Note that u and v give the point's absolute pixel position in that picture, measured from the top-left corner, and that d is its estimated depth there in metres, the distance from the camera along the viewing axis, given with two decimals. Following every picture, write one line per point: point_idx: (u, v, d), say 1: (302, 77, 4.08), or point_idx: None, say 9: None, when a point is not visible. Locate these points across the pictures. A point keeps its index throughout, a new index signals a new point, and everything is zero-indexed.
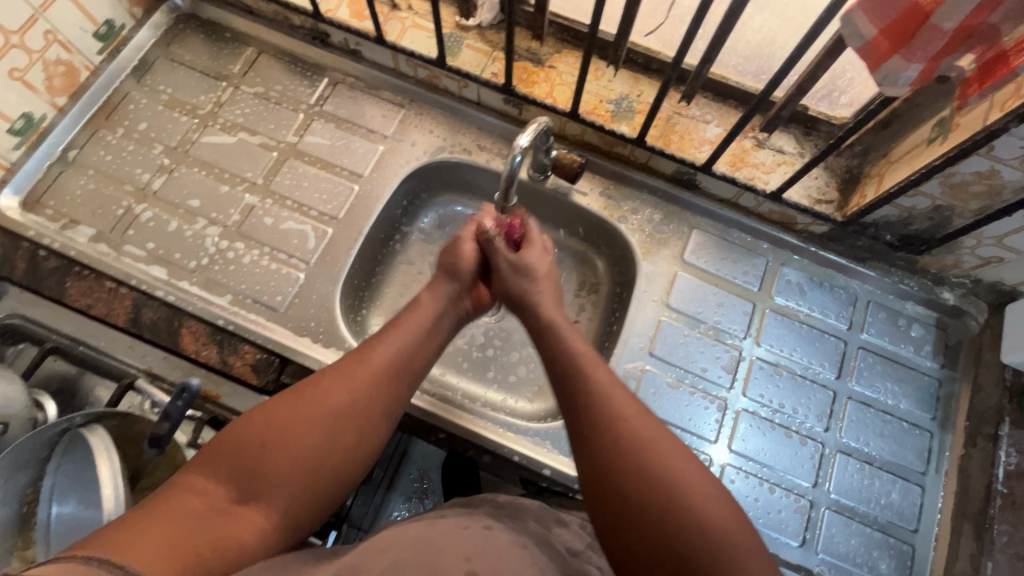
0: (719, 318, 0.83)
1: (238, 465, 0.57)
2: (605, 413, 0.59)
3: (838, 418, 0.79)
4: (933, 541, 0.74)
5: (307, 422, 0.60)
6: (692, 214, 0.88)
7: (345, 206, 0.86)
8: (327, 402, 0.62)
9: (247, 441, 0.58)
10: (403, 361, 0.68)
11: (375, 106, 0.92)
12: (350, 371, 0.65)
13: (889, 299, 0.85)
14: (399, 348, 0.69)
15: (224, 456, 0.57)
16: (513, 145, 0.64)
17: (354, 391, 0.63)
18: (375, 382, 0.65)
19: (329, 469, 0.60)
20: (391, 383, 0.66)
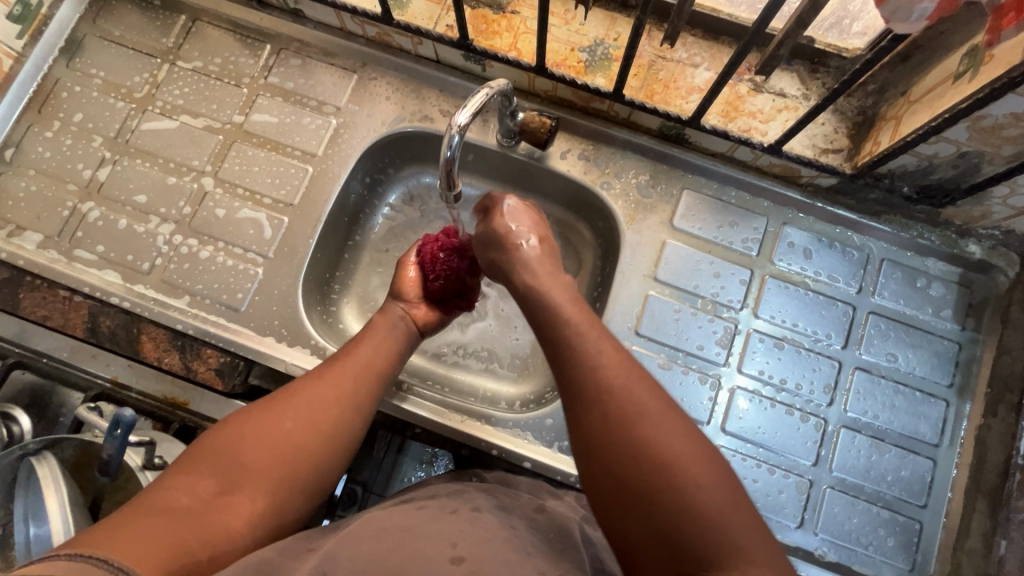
0: (714, 289, 0.76)
1: (216, 463, 0.50)
2: (618, 427, 0.46)
3: (844, 391, 0.73)
4: (942, 516, 0.70)
5: (291, 420, 0.54)
6: (682, 173, 0.78)
7: (300, 190, 0.79)
8: (309, 405, 0.55)
9: (225, 441, 0.51)
10: (380, 361, 0.63)
11: (325, 72, 0.83)
12: (328, 373, 0.59)
13: (905, 255, 0.76)
14: (379, 349, 0.64)
15: (203, 453, 0.50)
16: (448, 126, 0.55)
17: (335, 394, 0.57)
18: (362, 382, 0.60)
19: (317, 472, 0.54)
20: (375, 382, 0.61)
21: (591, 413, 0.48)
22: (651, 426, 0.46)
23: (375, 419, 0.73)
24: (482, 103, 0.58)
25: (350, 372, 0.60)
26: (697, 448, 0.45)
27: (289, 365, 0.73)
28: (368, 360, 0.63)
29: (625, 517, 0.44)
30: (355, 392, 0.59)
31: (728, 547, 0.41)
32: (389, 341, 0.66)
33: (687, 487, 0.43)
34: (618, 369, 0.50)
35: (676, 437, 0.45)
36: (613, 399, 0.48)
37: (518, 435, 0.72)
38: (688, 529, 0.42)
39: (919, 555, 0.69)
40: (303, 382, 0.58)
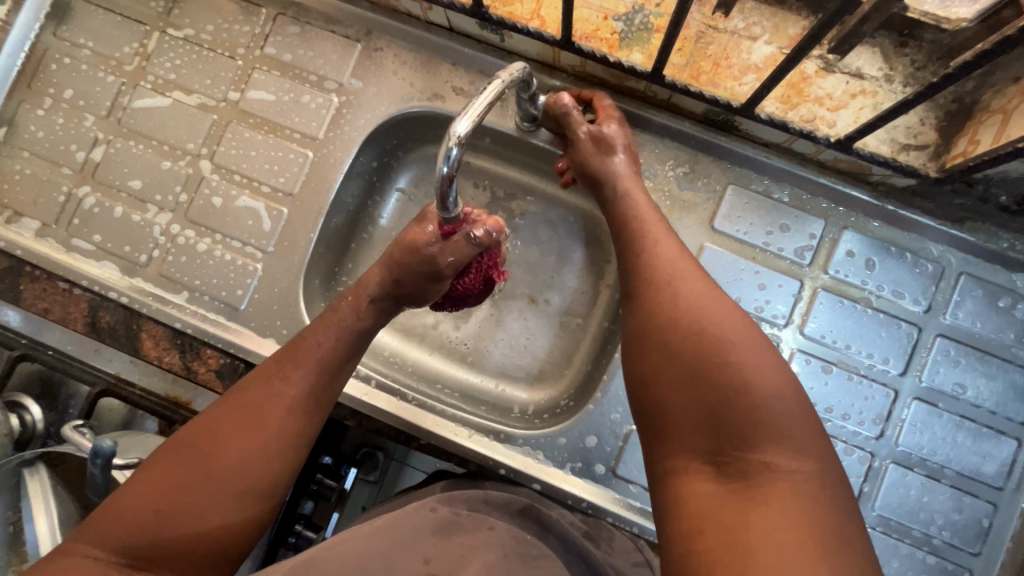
0: (757, 302, 0.67)
1: (127, 523, 0.45)
2: (675, 312, 0.49)
3: (897, 422, 0.65)
4: (997, 566, 0.63)
5: (211, 461, 0.48)
6: (729, 165, 0.68)
7: (300, 177, 0.72)
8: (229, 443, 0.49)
9: (136, 496, 0.46)
10: (318, 370, 0.56)
11: (327, 42, 0.74)
12: (252, 398, 0.52)
13: (988, 270, 0.65)
14: (319, 362, 0.56)
15: (111, 518, 0.45)
16: (449, 136, 0.47)
17: (258, 425, 0.51)
18: (291, 409, 0.53)
19: (250, 508, 0.49)
20: (310, 401, 0.55)
21: (648, 300, 0.52)
22: (705, 318, 0.48)
23: (379, 428, 0.70)
24: (489, 105, 0.49)
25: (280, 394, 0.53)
26: (750, 341, 0.46)
27: None
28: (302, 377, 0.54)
29: (664, 392, 0.47)
30: (284, 423, 0.52)
31: (767, 431, 0.42)
32: (333, 350, 0.58)
33: (734, 370, 0.44)
34: (679, 270, 0.53)
35: (756, 364, 0.45)
36: (675, 290, 0.51)
37: (528, 455, 0.67)
38: (730, 410, 0.43)
39: None
40: (225, 408, 0.51)
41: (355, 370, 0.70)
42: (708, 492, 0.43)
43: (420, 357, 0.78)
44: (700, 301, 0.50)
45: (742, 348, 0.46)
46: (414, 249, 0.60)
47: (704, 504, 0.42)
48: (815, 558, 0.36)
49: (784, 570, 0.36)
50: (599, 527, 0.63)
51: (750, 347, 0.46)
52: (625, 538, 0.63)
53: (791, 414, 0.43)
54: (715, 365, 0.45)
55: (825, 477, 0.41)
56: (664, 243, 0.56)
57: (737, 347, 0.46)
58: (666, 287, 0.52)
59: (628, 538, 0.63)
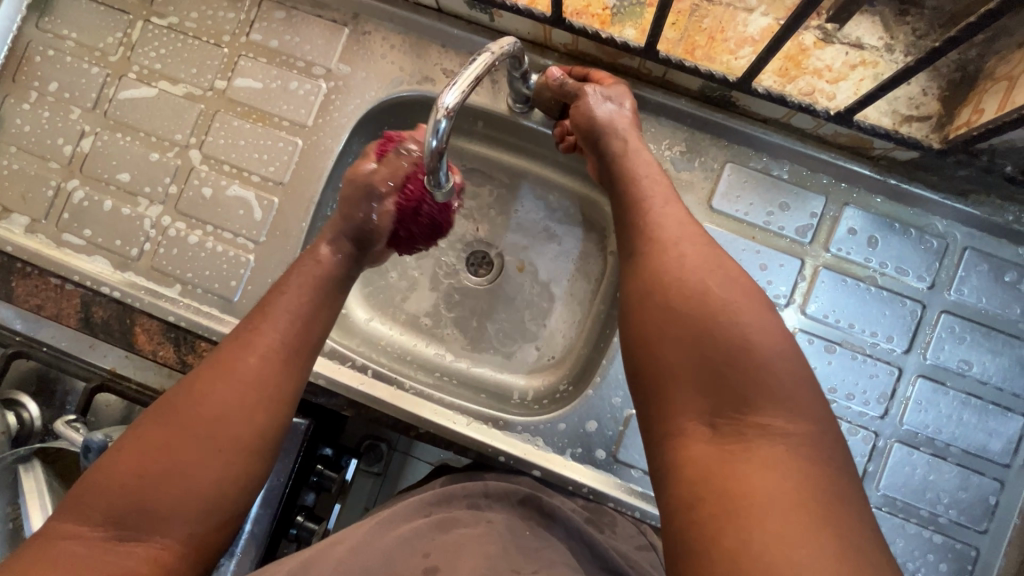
0: (758, 282, 0.66)
1: (110, 501, 0.45)
2: (682, 273, 0.48)
3: (901, 400, 0.64)
4: (1005, 544, 0.62)
5: (190, 433, 0.48)
6: (726, 143, 0.66)
7: (290, 166, 0.71)
8: (209, 407, 0.49)
9: (115, 476, 0.45)
10: (295, 332, 0.55)
11: (313, 27, 0.72)
12: (228, 364, 0.51)
13: (995, 245, 0.64)
14: (294, 323, 0.55)
15: (97, 493, 0.45)
16: (437, 111, 0.46)
17: (238, 388, 0.50)
18: (269, 365, 0.52)
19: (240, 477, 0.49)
20: (287, 365, 0.53)
21: (651, 260, 0.50)
22: (708, 283, 0.46)
23: (376, 418, 0.69)
24: (477, 79, 0.48)
25: (255, 356, 0.52)
26: (758, 307, 0.45)
27: None
28: (278, 339, 0.53)
29: (666, 353, 0.45)
30: (264, 385, 0.51)
31: (769, 394, 0.41)
32: (306, 314, 0.56)
33: (740, 335, 0.43)
34: (683, 231, 0.51)
35: (760, 327, 0.44)
36: (679, 252, 0.49)
37: (529, 442, 0.66)
38: (731, 374, 0.42)
39: None
40: (203, 376, 0.50)
41: (351, 360, 0.70)
42: (705, 453, 0.41)
43: (418, 347, 0.77)
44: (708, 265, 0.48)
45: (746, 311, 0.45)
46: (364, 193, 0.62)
47: (702, 465, 0.41)
48: (818, 525, 0.36)
49: (787, 533, 0.35)
50: (601, 513, 0.63)
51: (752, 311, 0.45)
52: (629, 522, 0.63)
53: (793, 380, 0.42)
54: (721, 330, 0.44)
55: (823, 439, 0.41)
56: (669, 205, 0.54)
57: (744, 312, 0.45)
58: (671, 247, 0.50)
59: (630, 522, 0.63)
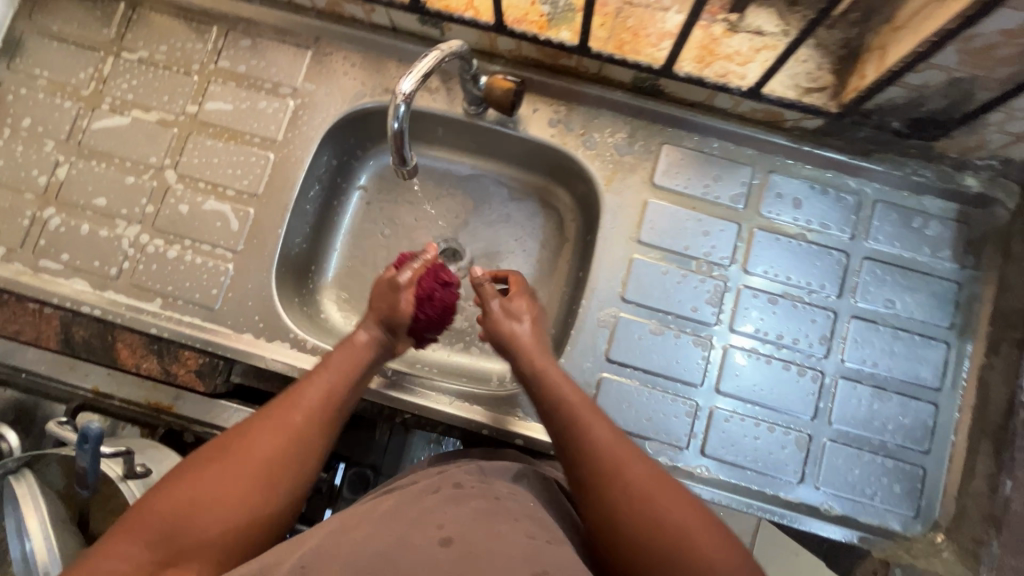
0: (703, 247, 0.73)
1: (156, 528, 0.48)
2: (597, 449, 0.57)
3: (840, 340, 0.72)
4: (947, 461, 0.69)
5: (236, 474, 0.52)
6: (661, 127, 0.74)
7: (263, 178, 0.75)
8: (255, 449, 0.54)
9: (163, 507, 0.49)
10: (330, 397, 0.60)
11: (277, 51, 0.78)
12: (275, 413, 0.57)
13: (902, 196, 0.73)
14: (332, 384, 0.61)
15: (148, 516, 0.48)
16: (395, 97, 0.53)
17: (280, 433, 0.55)
18: (307, 420, 0.57)
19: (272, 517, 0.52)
20: (326, 418, 0.59)
21: (568, 434, 0.59)
22: (628, 470, 0.55)
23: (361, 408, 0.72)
24: (432, 69, 0.55)
25: (297, 408, 0.58)
26: (671, 488, 0.54)
27: (267, 359, 0.71)
28: (319, 392, 0.60)
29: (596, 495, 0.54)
30: (305, 433, 0.57)
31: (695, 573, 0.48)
32: (342, 372, 0.63)
33: (663, 523, 0.51)
34: (604, 425, 0.59)
35: (676, 504, 0.53)
36: (585, 421, 0.59)
37: (511, 414, 0.70)
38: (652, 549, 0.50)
39: (923, 501, 0.68)
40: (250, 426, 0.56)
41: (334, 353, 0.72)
42: None
43: None
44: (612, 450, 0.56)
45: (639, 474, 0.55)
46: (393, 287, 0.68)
47: None
48: None
49: None
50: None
51: (640, 463, 0.56)
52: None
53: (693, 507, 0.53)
54: (639, 512, 0.52)
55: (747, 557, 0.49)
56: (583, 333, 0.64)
57: (659, 497, 0.53)
58: (592, 435, 0.58)
59: None
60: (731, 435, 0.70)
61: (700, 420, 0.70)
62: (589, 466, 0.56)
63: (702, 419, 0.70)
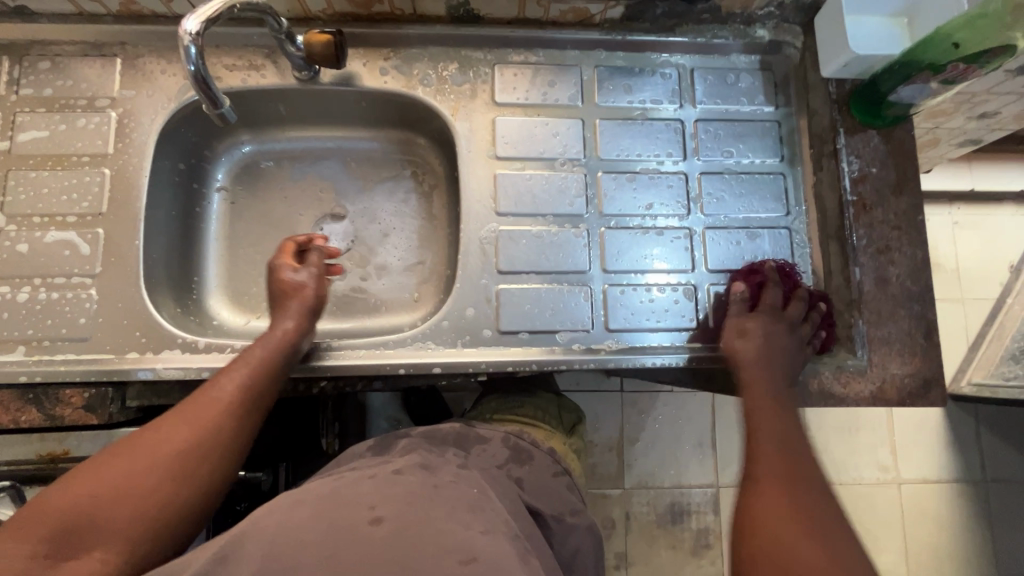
0: (557, 148, 0.78)
1: (56, 517, 0.45)
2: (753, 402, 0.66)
3: (697, 197, 0.79)
4: (811, 273, 0.77)
5: (158, 456, 0.52)
6: (488, 50, 0.79)
7: (104, 195, 0.72)
8: (174, 441, 0.53)
9: (68, 498, 0.47)
10: (259, 380, 0.61)
11: (83, 65, 0.74)
12: (198, 408, 0.56)
13: (711, 59, 0.81)
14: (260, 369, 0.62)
15: (50, 508, 0.46)
16: (181, 37, 0.57)
17: (208, 422, 0.55)
18: (231, 402, 0.58)
19: (190, 495, 0.52)
20: (251, 399, 0.60)
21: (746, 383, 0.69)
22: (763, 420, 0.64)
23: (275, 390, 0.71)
24: (217, 13, 0.58)
25: (230, 398, 0.58)
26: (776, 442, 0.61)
27: (159, 371, 0.68)
28: (251, 378, 0.61)
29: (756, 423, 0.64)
30: (232, 418, 0.57)
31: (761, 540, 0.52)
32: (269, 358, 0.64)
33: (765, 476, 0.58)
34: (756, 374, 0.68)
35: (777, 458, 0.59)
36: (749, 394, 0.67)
37: (424, 346, 0.72)
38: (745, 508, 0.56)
39: None
40: (175, 413, 0.56)
41: (229, 346, 0.70)
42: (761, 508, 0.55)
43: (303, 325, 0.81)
44: (768, 469, 0.58)
45: (754, 505, 0.55)
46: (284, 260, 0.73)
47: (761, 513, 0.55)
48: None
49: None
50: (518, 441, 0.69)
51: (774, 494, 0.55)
52: (543, 453, 0.70)
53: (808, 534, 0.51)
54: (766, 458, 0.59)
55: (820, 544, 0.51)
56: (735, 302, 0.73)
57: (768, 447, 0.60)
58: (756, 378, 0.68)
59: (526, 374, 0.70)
60: (627, 306, 0.75)
61: (598, 301, 0.75)
62: (748, 485, 0.58)
63: (599, 300, 0.75)
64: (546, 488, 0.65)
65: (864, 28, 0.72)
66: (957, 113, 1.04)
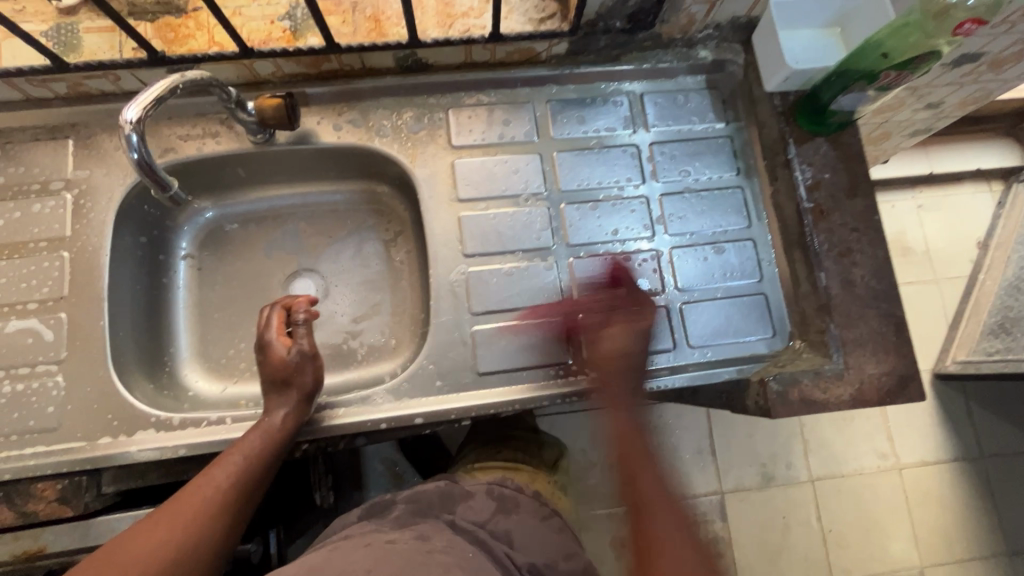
0: (518, 184, 0.79)
1: None
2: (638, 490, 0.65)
3: (660, 218, 0.80)
4: (778, 281, 0.79)
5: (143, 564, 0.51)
6: (440, 96, 0.80)
7: (65, 278, 0.71)
8: (156, 548, 0.53)
9: None
10: (247, 475, 0.62)
11: (34, 151, 0.74)
12: (185, 506, 0.57)
13: (658, 84, 0.84)
14: (244, 463, 0.62)
15: None
16: (121, 127, 0.56)
17: (193, 526, 0.56)
18: (215, 501, 0.58)
19: None
20: (235, 497, 0.60)
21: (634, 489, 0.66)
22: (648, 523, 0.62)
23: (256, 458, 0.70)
24: (157, 97, 0.58)
25: (213, 498, 0.58)
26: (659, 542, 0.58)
27: (134, 453, 0.66)
28: (236, 475, 0.61)
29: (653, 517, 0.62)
30: (218, 522, 0.57)
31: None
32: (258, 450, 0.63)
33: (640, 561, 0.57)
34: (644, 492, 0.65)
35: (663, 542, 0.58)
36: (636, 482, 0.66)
37: (404, 396, 0.71)
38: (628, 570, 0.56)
39: (774, 320, 0.78)
40: (161, 516, 0.56)
41: (205, 419, 0.69)
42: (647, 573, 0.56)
43: None
44: (629, 447, 0.68)
45: (645, 495, 0.64)
46: (270, 341, 0.70)
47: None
48: None
49: None
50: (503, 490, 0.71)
51: (660, 518, 0.62)
52: (529, 498, 0.71)
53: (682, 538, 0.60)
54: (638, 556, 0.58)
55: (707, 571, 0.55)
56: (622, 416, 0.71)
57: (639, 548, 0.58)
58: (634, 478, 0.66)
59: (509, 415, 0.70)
60: None
61: (574, 331, 0.75)
62: (614, 442, 0.70)
63: (575, 330, 0.75)
64: (534, 535, 0.66)
65: (796, 43, 0.75)
66: (904, 105, 1.06)
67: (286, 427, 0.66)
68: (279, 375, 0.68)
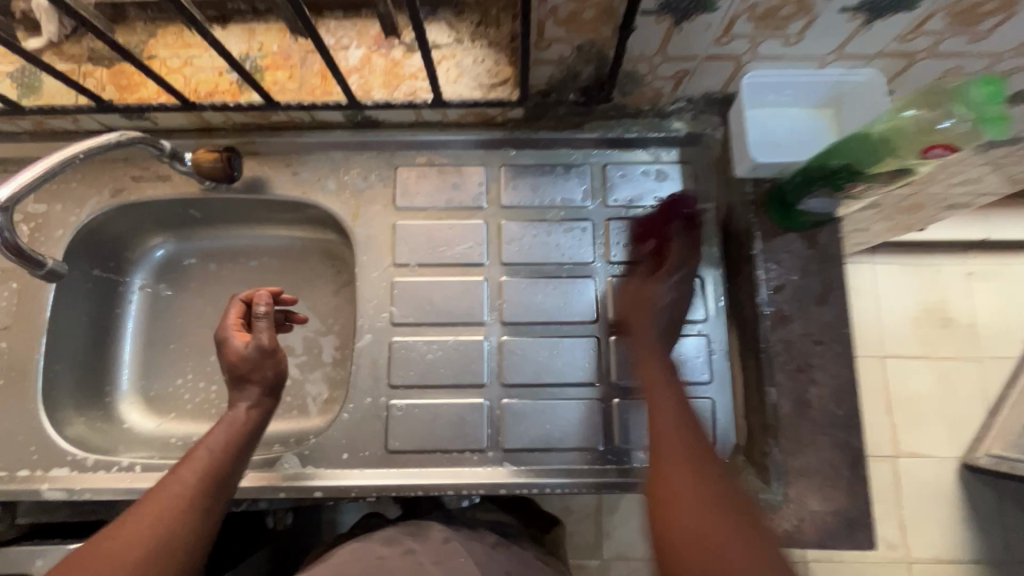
0: (459, 252, 0.75)
1: None
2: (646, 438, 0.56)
3: (608, 300, 0.74)
4: (726, 384, 0.72)
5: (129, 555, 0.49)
6: (391, 153, 0.78)
7: (10, 309, 0.74)
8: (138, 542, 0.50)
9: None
10: (210, 473, 0.57)
11: None
12: (157, 502, 0.53)
13: (623, 152, 0.77)
14: (206, 461, 0.58)
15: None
16: None
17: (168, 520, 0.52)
18: (188, 496, 0.54)
19: None
20: (202, 497, 0.55)
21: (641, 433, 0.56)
22: (682, 488, 0.51)
23: None
24: (32, 184, 0.55)
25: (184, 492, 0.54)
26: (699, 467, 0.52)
27: (44, 491, 0.68)
28: (197, 473, 0.57)
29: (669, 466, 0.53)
30: (190, 517, 0.54)
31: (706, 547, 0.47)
32: (219, 447, 0.59)
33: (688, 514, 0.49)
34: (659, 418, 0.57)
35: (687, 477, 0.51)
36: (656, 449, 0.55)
37: (309, 465, 0.70)
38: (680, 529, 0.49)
39: (717, 427, 0.72)
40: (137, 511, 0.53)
41: (116, 464, 0.70)
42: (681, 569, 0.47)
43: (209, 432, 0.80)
44: (661, 414, 0.57)
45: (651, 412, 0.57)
46: (228, 334, 0.66)
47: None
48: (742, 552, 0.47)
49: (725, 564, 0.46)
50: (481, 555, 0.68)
51: (686, 478, 0.51)
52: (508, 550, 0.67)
53: (699, 499, 0.50)
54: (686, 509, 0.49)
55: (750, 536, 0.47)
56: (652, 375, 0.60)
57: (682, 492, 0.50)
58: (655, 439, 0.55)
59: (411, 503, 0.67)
60: (527, 425, 0.71)
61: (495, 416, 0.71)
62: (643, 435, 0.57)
63: (494, 415, 0.71)
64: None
65: (784, 122, 0.68)
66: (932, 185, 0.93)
67: (250, 421, 0.63)
68: (236, 370, 0.64)
